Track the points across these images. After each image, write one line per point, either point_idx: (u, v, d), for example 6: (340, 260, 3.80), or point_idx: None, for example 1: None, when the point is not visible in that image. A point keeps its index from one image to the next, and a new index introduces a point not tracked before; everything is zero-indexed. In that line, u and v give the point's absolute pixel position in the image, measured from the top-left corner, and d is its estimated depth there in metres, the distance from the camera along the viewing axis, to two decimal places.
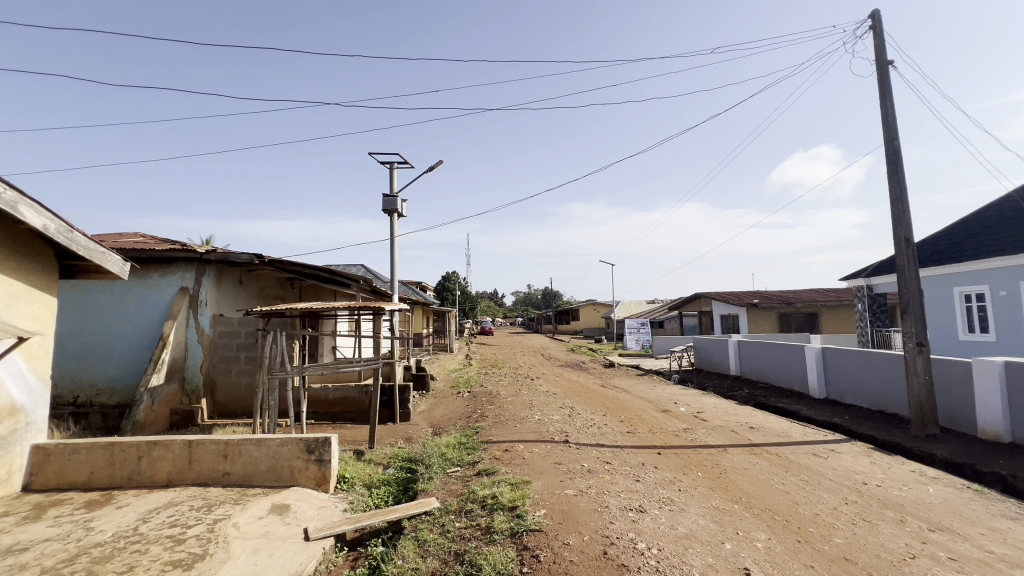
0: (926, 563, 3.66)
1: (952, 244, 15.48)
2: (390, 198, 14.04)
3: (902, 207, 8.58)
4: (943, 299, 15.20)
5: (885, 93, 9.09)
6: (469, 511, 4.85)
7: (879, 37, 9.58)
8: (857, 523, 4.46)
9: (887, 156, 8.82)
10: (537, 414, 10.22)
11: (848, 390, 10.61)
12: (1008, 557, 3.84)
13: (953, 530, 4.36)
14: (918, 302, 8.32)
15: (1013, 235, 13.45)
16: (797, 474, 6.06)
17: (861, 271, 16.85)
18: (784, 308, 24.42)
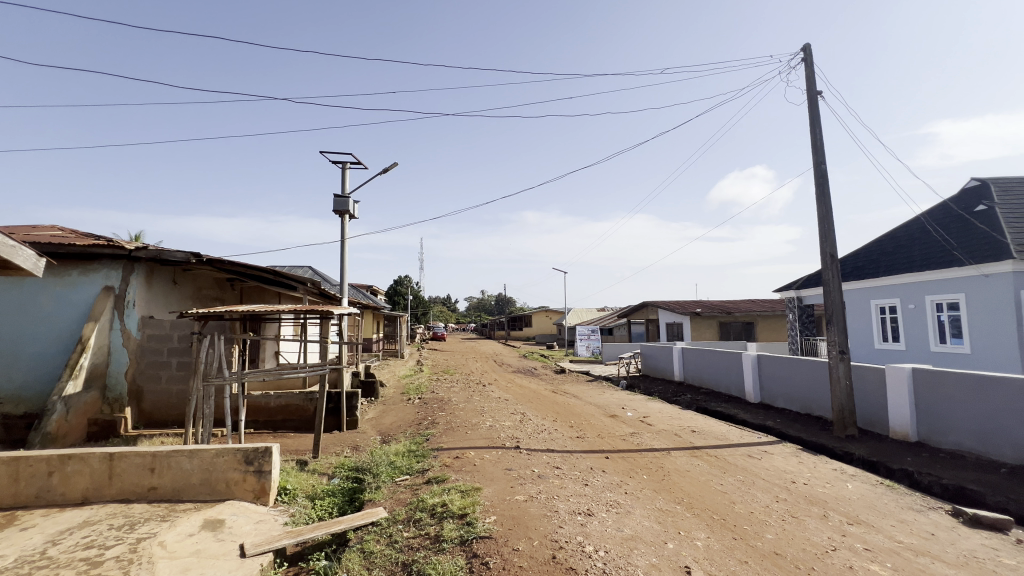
0: (845, 554, 3.97)
1: (870, 261, 16.99)
2: (341, 199, 13.65)
3: (829, 226, 9.33)
4: (862, 310, 16.60)
5: (814, 120, 9.90)
6: (417, 520, 4.76)
7: (809, 68, 10.43)
8: (787, 519, 4.77)
9: (815, 179, 9.59)
10: (488, 420, 10.21)
11: (780, 394, 11.35)
12: (913, 545, 4.25)
13: (869, 523, 4.76)
14: (840, 313, 9.07)
15: (920, 253, 14.97)
16: (734, 474, 6.41)
17: (792, 283, 18.11)
18: (724, 317, 25.83)
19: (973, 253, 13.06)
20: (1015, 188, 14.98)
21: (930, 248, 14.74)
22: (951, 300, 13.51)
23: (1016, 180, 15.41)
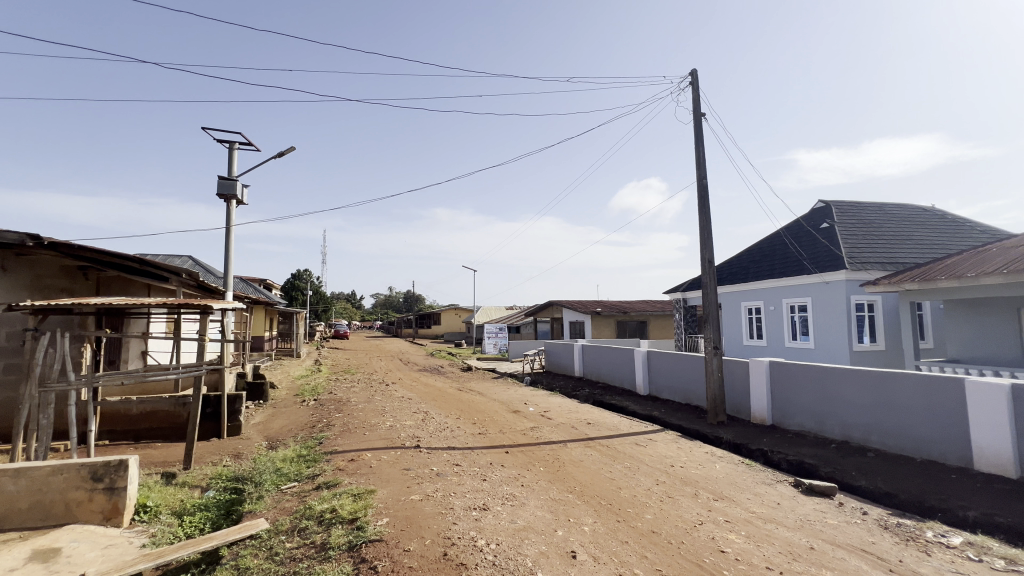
0: (709, 527, 4.46)
1: (741, 267, 19.27)
2: (227, 181, 12.33)
3: (707, 235, 10.40)
4: (734, 311, 18.81)
5: (698, 139, 10.98)
6: (303, 529, 4.45)
7: (696, 92, 11.54)
8: (664, 499, 5.23)
9: (698, 192, 10.64)
10: (389, 420, 9.89)
11: (665, 387, 12.43)
12: (763, 514, 4.89)
13: (730, 498, 5.39)
14: (715, 313, 10.16)
15: (779, 262, 17.30)
16: (622, 462, 6.89)
17: (679, 286, 19.97)
18: (621, 316, 27.67)
19: (818, 264, 15.44)
20: (849, 210, 17.93)
21: (787, 258, 17.12)
22: (801, 303, 15.83)
23: (850, 203, 18.47)
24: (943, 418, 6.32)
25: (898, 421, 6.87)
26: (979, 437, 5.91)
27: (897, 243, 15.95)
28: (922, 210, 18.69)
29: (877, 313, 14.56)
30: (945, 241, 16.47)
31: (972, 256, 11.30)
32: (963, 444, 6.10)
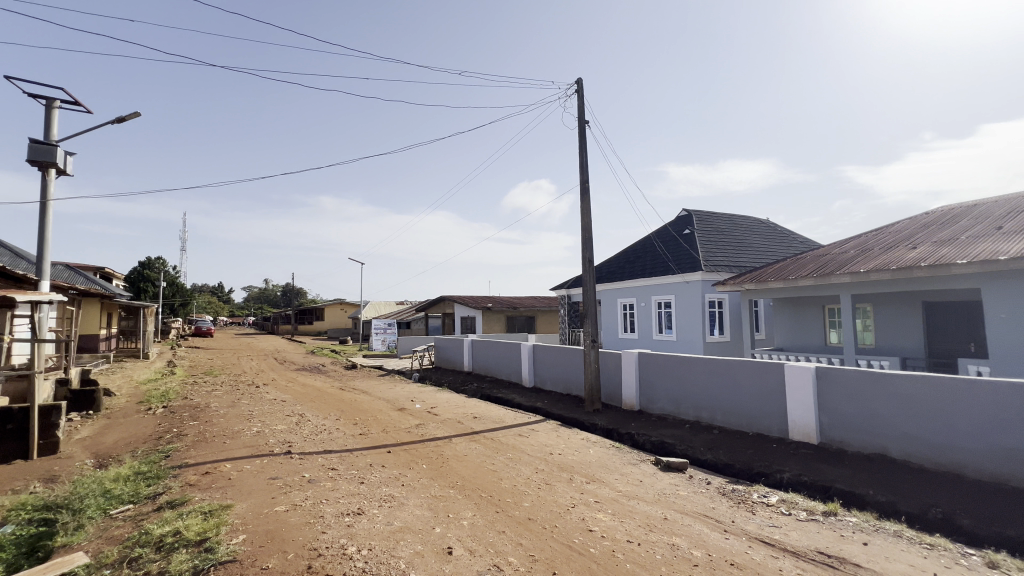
0: (581, 509, 4.75)
1: (618, 267, 20.96)
2: (43, 146, 10.10)
3: (588, 235, 11.10)
4: (611, 306, 20.42)
5: (582, 145, 11.64)
6: (135, 559, 3.81)
7: (581, 100, 12.22)
8: (541, 487, 5.47)
9: (580, 195, 11.28)
10: (256, 425, 8.95)
11: (549, 378, 13.04)
12: (628, 492, 5.36)
13: (601, 479, 5.82)
14: (594, 309, 10.89)
15: (650, 263, 19.15)
16: (505, 453, 7.06)
17: (564, 283, 21.08)
18: (510, 312, 28.41)
19: (680, 265, 17.40)
20: (706, 218, 20.47)
21: (656, 259, 19.00)
22: (666, 300, 17.72)
23: (706, 213, 21.10)
24: (769, 398, 7.50)
25: (737, 402, 7.99)
26: (794, 413, 7.11)
27: (741, 249, 18.62)
28: (760, 222, 22.02)
29: (725, 309, 16.88)
30: (775, 249, 19.65)
31: (793, 261, 13.61)
32: (782, 419, 7.30)
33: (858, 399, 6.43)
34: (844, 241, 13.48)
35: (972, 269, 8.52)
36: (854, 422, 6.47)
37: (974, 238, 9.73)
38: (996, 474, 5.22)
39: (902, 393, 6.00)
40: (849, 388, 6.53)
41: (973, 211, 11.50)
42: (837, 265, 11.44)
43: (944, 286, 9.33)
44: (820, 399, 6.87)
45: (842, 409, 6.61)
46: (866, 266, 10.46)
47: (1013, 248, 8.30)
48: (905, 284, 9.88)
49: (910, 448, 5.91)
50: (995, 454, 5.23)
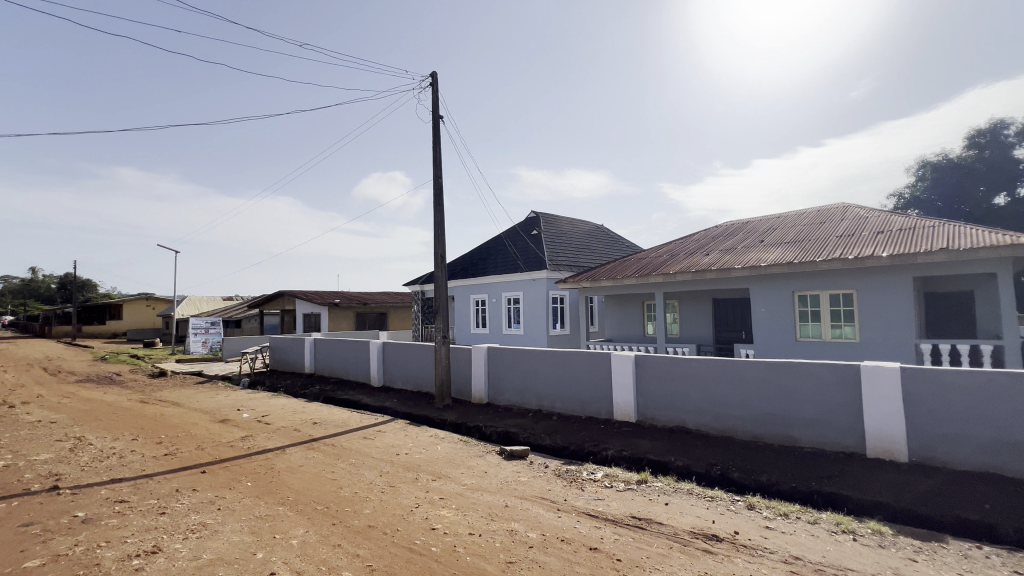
0: (425, 508, 4.67)
1: (471, 264, 21.36)
2: None
3: (441, 231, 11.04)
4: (464, 302, 20.76)
5: (436, 140, 11.51)
6: None
7: (435, 95, 12.07)
8: (385, 490, 5.24)
9: (434, 190, 11.16)
10: (3, 458, 6.85)
11: (399, 376, 12.65)
12: (472, 484, 5.46)
13: (447, 475, 5.82)
14: (445, 305, 10.88)
15: (500, 260, 19.93)
16: (346, 459, 6.61)
17: (417, 279, 20.70)
18: (360, 308, 26.90)
19: (528, 263, 18.49)
20: (552, 221, 22.11)
21: (506, 257, 19.87)
22: (515, 296, 18.66)
23: (552, 216, 22.78)
24: (599, 384, 8.40)
25: (573, 389, 8.78)
26: (618, 396, 8.07)
27: (580, 251, 20.56)
28: (596, 227, 24.57)
29: (566, 305, 18.46)
30: (608, 251, 22.17)
31: (622, 263, 15.46)
32: (609, 402, 8.23)
33: (666, 381, 7.57)
34: (660, 247, 15.79)
35: (744, 273, 10.72)
36: (663, 401, 7.60)
37: (746, 248, 12.25)
38: (756, 434, 6.64)
39: (697, 374, 7.24)
40: (661, 372, 7.64)
41: (746, 227, 14.48)
42: (654, 267, 13.35)
43: (727, 286, 11.57)
44: (638, 383, 7.91)
45: (654, 390, 7.71)
46: (674, 269, 12.40)
47: (770, 257, 10.66)
48: (701, 284, 11.99)
49: (701, 419, 7.17)
50: (756, 419, 6.65)
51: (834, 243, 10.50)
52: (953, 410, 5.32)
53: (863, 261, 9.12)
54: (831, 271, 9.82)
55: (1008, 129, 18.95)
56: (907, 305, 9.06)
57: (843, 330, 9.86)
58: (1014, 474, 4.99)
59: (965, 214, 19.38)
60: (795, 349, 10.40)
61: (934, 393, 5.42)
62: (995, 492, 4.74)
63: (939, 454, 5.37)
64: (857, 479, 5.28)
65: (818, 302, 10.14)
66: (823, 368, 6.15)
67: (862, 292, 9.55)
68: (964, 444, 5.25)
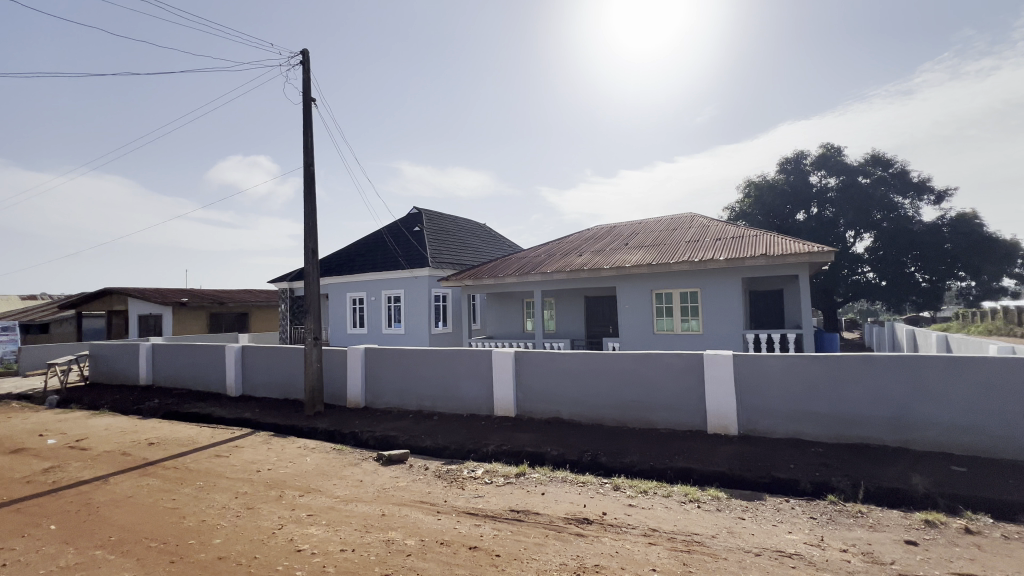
0: (289, 528, 4.23)
1: (348, 260, 20.11)
2: None
3: (312, 223, 10.15)
4: (340, 300, 19.50)
5: (307, 124, 10.54)
6: None
7: (306, 75, 11.06)
8: (241, 514, 4.64)
9: (304, 179, 10.21)
10: None
11: (262, 384, 11.37)
12: (345, 496, 5.09)
13: (316, 489, 5.35)
14: (316, 304, 10.05)
15: (381, 257, 19.09)
16: (192, 483, 5.71)
17: (286, 275, 18.86)
18: (214, 308, 23.65)
19: (409, 261, 18.00)
20: (435, 218, 21.80)
21: (386, 253, 19.08)
22: (396, 294, 18.06)
23: (435, 213, 22.46)
24: (480, 381, 8.47)
25: (455, 388, 8.74)
26: (499, 392, 8.22)
27: (463, 249, 20.60)
28: (479, 226, 24.83)
29: (448, 303, 18.36)
30: (490, 250, 22.55)
31: (503, 262, 15.82)
32: (489, 399, 8.35)
33: (543, 376, 7.92)
34: (538, 247, 16.51)
35: (612, 272, 11.71)
36: (541, 395, 7.93)
37: (614, 250, 13.39)
38: (621, 419, 7.27)
39: (571, 368, 7.68)
40: (539, 367, 7.96)
41: (614, 231, 15.83)
42: (533, 267, 13.91)
43: (597, 284, 12.52)
44: (517, 379, 8.15)
45: (532, 384, 8.01)
46: (551, 268, 13.06)
47: (633, 259, 11.80)
48: (575, 282, 12.80)
49: (574, 409, 7.63)
50: (621, 406, 7.28)
51: (683, 248, 11.98)
52: (769, 388, 6.40)
53: (705, 264, 10.55)
54: (681, 271, 11.18)
55: (806, 159, 23.54)
56: (737, 301, 10.70)
57: (690, 323, 11.30)
58: (810, 437, 6.19)
59: (777, 227, 23.61)
60: (653, 341, 11.64)
61: (756, 375, 6.48)
62: (798, 453, 5.82)
63: (759, 425, 6.43)
64: (701, 452, 6.07)
65: (671, 299, 11.48)
66: (674, 358, 6.95)
67: (705, 291, 11.04)
68: (777, 416, 6.36)
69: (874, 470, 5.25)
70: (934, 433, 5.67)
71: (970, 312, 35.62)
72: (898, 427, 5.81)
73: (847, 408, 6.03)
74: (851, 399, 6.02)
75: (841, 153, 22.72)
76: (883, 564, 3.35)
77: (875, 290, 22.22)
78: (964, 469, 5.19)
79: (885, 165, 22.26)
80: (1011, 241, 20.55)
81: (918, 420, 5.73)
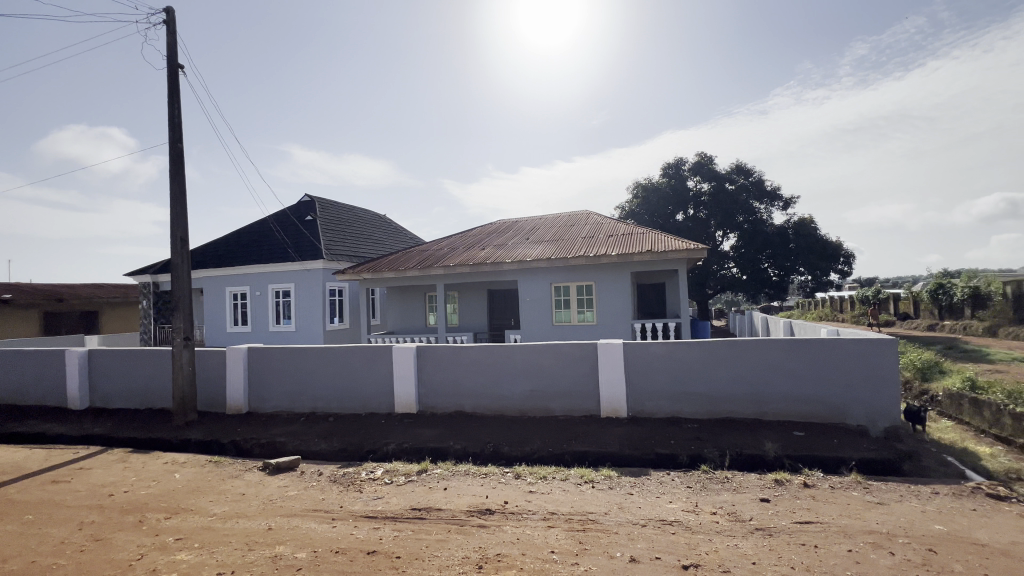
0: (153, 558, 3.68)
1: (227, 250, 18.09)
2: None
3: (181, 208, 8.91)
4: (218, 295, 17.52)
5: (173, 93, 9.18)
6: None
7: (172, 36, 9.61)
8: (87, 548, 3.93)
9: (169, 157, 8.91)
10: None
11: (116, 393, 9.77)
12: (225, 512, 4.56)
13: (188, 508, 4.73)
14: (187, 300, 8.87)
15: (267, 247, 17.46)
16: (19, 518, 4.72)
17: (148, 267, 16.42)
18: (50, 306, 19.79)
19: (300, 252, 16.69)
20: (329, 207, 20.43)
21: (273, 243, 17.49)
22: (285, 288, 16.67)
23: (329, 201, 21.04)
24: (380, 379, 8.14)
25: (352, 386, 8.30)
26: (400, 389, 7.97)
27: (361, 240, 19.60)
28: (379, 217, 23.80)
29: (345, 298, 17.37)
30: (391, 243, 21.75)
31: (404, 254, 15.34)
32: (390, 396, 8.07)
33: (446, 370, 7.84)
34: (441, 240, 16.29)
35: (514, 266, 11.97)
36: (443, 389, 7.85)
37: (515, 244, 13.68)
38: (523, 409, 7.47)
39: (473, 361, 7.70)
40: (441, 362, 7.86)
41: (515, 226, 16.16)
42: (435, 260, 13.68)
43: (499, 278, 12.71)
44: (419, 374, 7.97)
45: (435, 379, 7.90)
46: (453, 261, 12.96)
47: (534, 253, 12.16)
48: (478, 275, 12.85)
49: (477, 402, 7.67)
50: (522, 396, 7.47)
51: (579, 243, 12.62)
52: (654, 373, 7.01)
53: (599, 259, 11.22)
54: (578, 266, 11.77)
55: (685, 165, 26.09)
56: (627, 294, 11.55)
57: (585, 315, 11.96)
58: (687, 415, 6.89)
59: (661, 226, 25.90)
60: (552, 332, 12.12)
61: (642, 361, 7.05)
62: (677, 430, 6.46)
63: (646, 407, 7.02)
64: (595, 436, 6.46)
65: (569, 292, 12.03)
66: (571, 348, 7.30)
67: (598, 284, 11.74)
68: (660, 397, 6.98)
69: (737, 439, 6.01)
70: (781, 404, 6.65)
71: (808, 301, 42.40)
72: (755, 401, 6.72)
73: (716, 387, 6.82)
74: (719, 379, 6.82)
75: (712, 162, 25.54)
76: (744, 521, 3.84)
77: (738, 283, 25.40)
78: (803, 434, 6.16)
79: (746, 175, 25.49)
80: (837, 242, 24.77)
81: (769, 394, 6.68)
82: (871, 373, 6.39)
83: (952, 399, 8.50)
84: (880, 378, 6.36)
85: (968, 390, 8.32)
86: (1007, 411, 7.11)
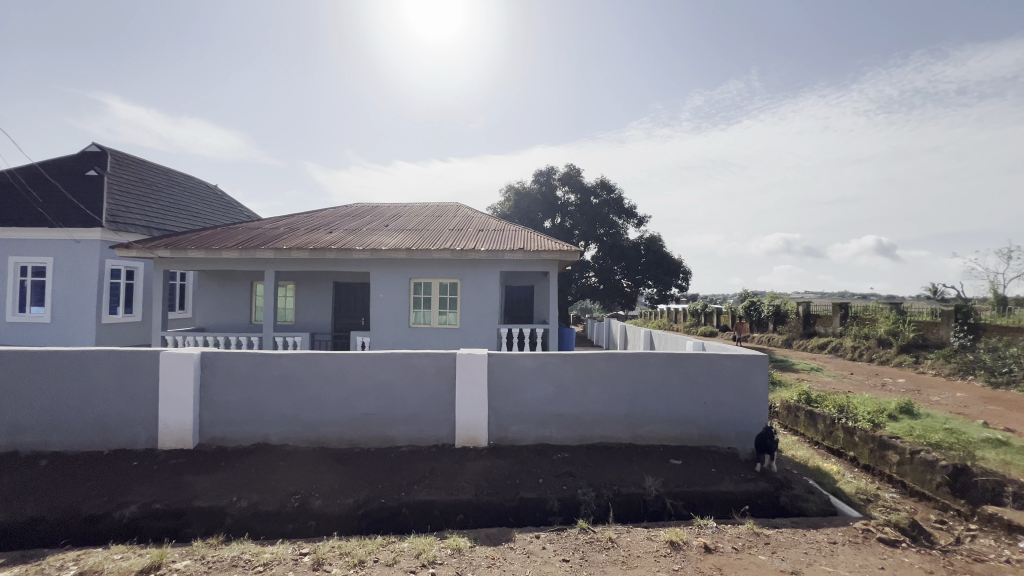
0: None
1: None
2: None
3: None
4: None
5: None
6: None
7: None
8: None
9: None
10: None
11: None
12: None
13: None
14: None
15: (10, 205, 12.50)
16: None
17: None
18: None
19: (65, 216, 12.18)
20: (126, 162, 15.65)
21: (23, 203, 12.57)
22: (38, 265, 12.05)
23: (126, 156, 16.15)
24: (135, 398, 5.52)
25: (86, 410, 5.51)
26: (166, 414, 5.46)
27: (169, 211, 15.32)
28: (201, 185, 19.24)
29: (135, 282, 13.24)
30: (215, 218, 17.63)
31: (223, 231, 12.09)
32: (151, 425, 5.50)
33: (246, 387, 5.59)
34: (277, 219, 13.34)
35: (365, 255, 9.91)
36: (237, 414, 5.58)
37: (369, 231, 11.54)
38: (352, 439, 5.60)
39: (286, 375, 5.59)
40: (235, 375, 5.60)
41: (373, 211, 13.96)
42: (263, 240, 10.90)
43: (345, 268, 10.49)
44: (201, 392, 5.58)
45: (225, 400, 5.59)
46: (287, 244, 10.36)
47: (390, 242, 10.25)
48: (317, 264, 10.44)
49: (288, 430, 5.58)
50: (354, 423, 5.60)
51: (445, 235, 11.03)
52: (522, 391, 5.75)
53: (466, 253, 9.78)
54: (441, 260, 10.18)
55: (555, 174, 26.31)
56: (494, 295, 10.29)
57: (447, 316, 10.40)
58: (556, 442, 5.76)
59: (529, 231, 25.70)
60: (408, 336, 10.34)
61: (508, 377, 5.74)
62: (545, 461, 5.29)
63: (509, 433, 5.72)
64: (444, 474, 4.97)
65: (429, 290, 10.40)
66: (422, 360, 5.66)
67: (464, 282, 10.31)
68: (527, 421, 5.74)
69: (613, 472, 5.05)
70: (657, 426, 5.89)
71: (649, 312, 46.98)
72: (631, 424, 5.86)
73: (591, 408, 5.81)
74: (595, 400, 5.82)
75: (580, 174, 26.15)
76: None
77: (596, 292, 26.44)
78: (681, 461, 5.46)
79: (609, 190, 26.61)
80: (679, 260, 27.21)
81: (646, 415, 5.88)
82: (746, 393, 5.96)
83: (790, 411, 8.89)
84: (752, 397, 5.96)
85: (803, 402, 8.75)
86: (840, 423, 7.41)
